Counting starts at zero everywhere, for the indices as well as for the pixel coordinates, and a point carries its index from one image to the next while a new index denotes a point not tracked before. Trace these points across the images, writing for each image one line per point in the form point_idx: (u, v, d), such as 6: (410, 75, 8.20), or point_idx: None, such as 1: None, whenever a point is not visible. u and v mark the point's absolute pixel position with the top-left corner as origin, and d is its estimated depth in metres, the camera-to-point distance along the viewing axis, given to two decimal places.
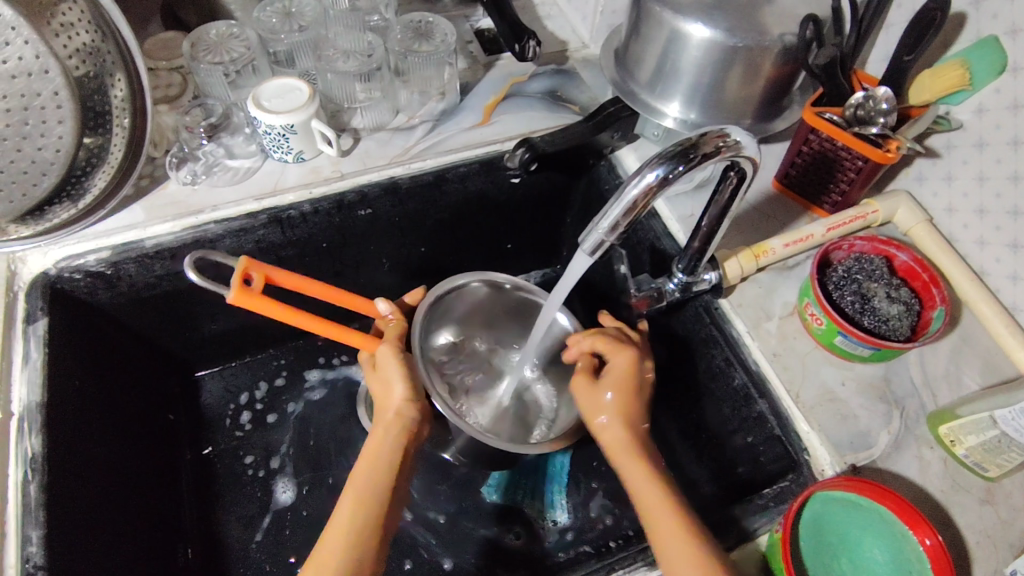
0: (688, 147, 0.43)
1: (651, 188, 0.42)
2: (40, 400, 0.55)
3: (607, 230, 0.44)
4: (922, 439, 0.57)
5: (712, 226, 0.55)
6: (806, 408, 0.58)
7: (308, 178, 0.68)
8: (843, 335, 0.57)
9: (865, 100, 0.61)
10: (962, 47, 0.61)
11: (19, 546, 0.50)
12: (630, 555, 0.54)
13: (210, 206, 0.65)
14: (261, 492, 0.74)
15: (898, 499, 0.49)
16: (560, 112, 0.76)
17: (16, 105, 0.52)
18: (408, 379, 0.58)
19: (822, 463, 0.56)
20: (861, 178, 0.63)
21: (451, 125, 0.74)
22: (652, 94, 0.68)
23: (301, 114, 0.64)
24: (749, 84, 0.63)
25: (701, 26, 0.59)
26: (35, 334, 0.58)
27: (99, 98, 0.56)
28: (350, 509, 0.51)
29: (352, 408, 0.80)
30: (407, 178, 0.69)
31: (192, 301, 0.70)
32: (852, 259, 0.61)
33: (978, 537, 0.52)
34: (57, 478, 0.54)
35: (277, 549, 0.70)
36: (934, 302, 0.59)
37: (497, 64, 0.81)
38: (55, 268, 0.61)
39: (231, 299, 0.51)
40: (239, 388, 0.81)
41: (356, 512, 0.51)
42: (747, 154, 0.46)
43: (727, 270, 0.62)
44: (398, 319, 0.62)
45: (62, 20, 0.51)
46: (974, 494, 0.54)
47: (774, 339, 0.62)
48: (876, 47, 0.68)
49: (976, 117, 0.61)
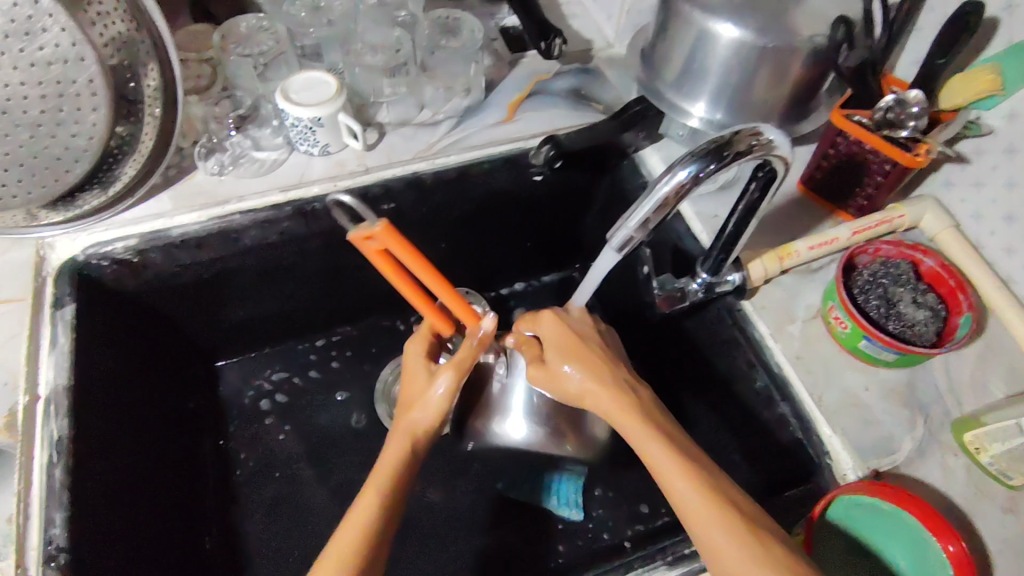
0: (721, 144, 0.43)
1: (683, 184, 0.42)
2: (67, 383, 0.56)
3: (636, 226, 0.44)
4: (946, 447, 0.56)
5: (740, 229, 0.55)
6: (828, 412, 0.58)
7: (333, 172, 0.69)
8: (868, 339, 0.57)
9: (894, 104, 0.60)
10: (995, 51, 0.60)
11: (43, 528, 0.51)
12: (649, 553, 0.53)
13: (236, 197, 0.66)
14: (279, 479, 0.74)
15: (921, 505, 0.48)
16: (585, 110, 0.76)
17: (51, 91, 0.52)
18: (439, 402, 0.56)
19: (845, 468, 0.56)
20: (888, 183, 0.62)
21: (475, 121, 0.74)
22: (678, 94, 0.68)
23: (329, 107, 0.64)
24: (777, 85, 0.63)
25: (731, 26, 0.59)
26: (62, 319, 0.59)
27: (131, 87, 0.56)
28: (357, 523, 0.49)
29: (369, 401, 0.81)
30: (430, 173, 0.70)
31: (218, 292, 0.71)
32: (878, 263, 0.61)
33: (999, 545, 0.52)
34: (80, 461, 0.55)
35: (291, 536, 0.71)
36: (960, 308, 0.58)
37: (522, 61, 0.81)
38: (83, 255, 0.62)
39: None
40: (259, 379, 0.81)
41: (362, 514, 0.50)
42: (780, 153, 0.46)
43: (752, 271, 0.61)
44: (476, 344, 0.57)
45: (98, 9, 0.52)
46: (998, 503, 0.53)
47: (797, 342, 0.62)
48: (906, 51, 0.67)
49: (1008, 123, 0.60)
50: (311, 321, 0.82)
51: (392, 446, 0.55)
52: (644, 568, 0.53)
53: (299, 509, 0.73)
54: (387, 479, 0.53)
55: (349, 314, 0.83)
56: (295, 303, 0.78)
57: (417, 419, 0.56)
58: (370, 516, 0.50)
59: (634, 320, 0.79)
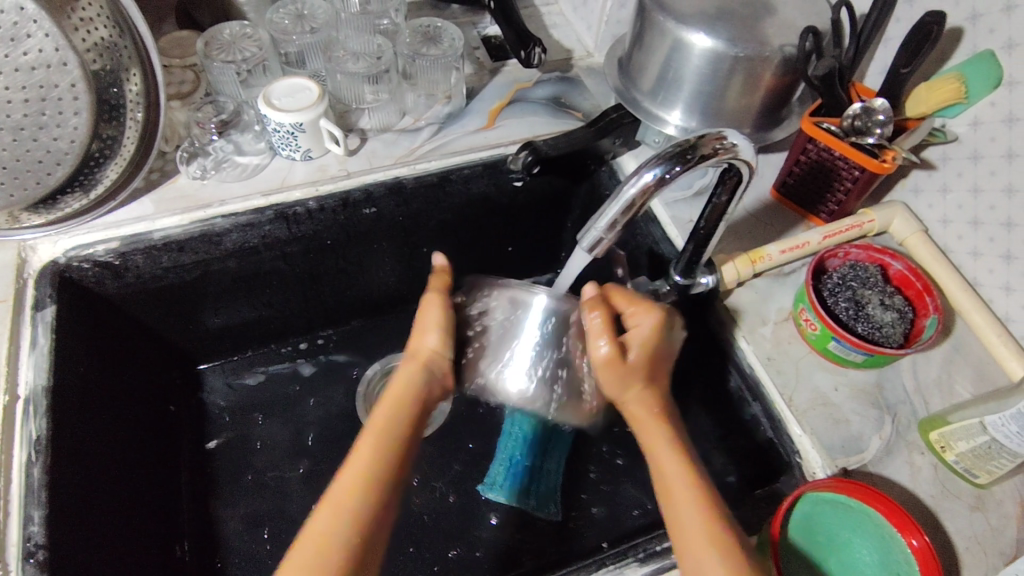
0: (686, 148, 0.44)
1: (649, 186, 0.43)
2: (46, 384, 0.57)
3: (605, 228, 0.45)
4: (913, 446, 0.57)
5: (709, 231, 0.57)
6: (798, 412, 0.59)
7: (315, 176, 0.70)
8: (837, 340, 0.58)
9: (862, 111, 0.62)
10: (958, 61, 0.61)
11: (21, 525, 0.51)
12: (621, 551, 0.54)
13: (218, 201, 0.67)
14: (260, 482, 0.75)
15: (887, 502, 0.50)
16: (563, 118, 0.78)
17: (34, 95, 0.53)
18: (444, 330, 0.55)
19: (814, 466, 0.57)
20: (857, 188, 0.64)
21: (455, 128, 0.76)
22: (653, 102, 0.69)
23: (309, 113, 0.65)
24: (749, 93, 0.65)
25: (704, 36, 0.61)
26: (42, 321, 0.59)
27: (114, 92, 0.57)
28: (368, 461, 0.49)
29: (351, 404, 0.81)
30: (412, 178, 0.71)
31: (200, 295, 0.72)
32: (847, 267, 0.62)
33: (967, 543, 0.52)
34: (60, 460, 0.55)
35: (271, 538, 0.71)
36: (927, 310, 0.60)
37: (503, 70, 0.82)
38: (64, 258, 0.62)
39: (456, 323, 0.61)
40: (242, 382, 0.82)
41: (371, 462, 0.49)
42: (744, 156, 0.47)
43: (724, 274, 0.63)
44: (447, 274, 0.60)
45: (82, 15, 0.53)
46: (965, 501, 0.54)
47: (768, 343, 0.63)
48: (873, 61, 0.69)
49: (971, 131, 0.62)
50: (293, 325, 0.83)
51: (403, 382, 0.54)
52: (616, 566, 0.53)
53: (279, 511, 0.73)
54: (397, 423, 0.52)
55: (332, 317, 0.84)
56: (277, 307, 0.78)
57: (432, 353, 0.55)
58: (379, 466, 0.49)
59: None
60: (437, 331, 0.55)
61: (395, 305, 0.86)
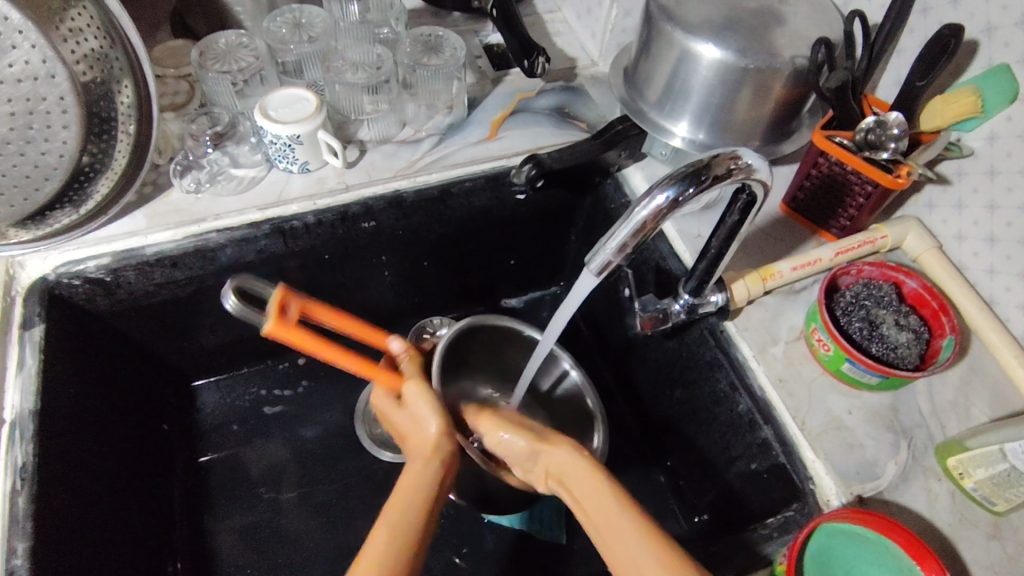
0: (700, 168, 0.42)
1: (661, 209, 0.42)
2: (33, 408, 0.55)
3: (615, 250, 0.43)
4: (929, 471, 0.56)
5: (721, 249, 0.55)
6: (812, 436, 0.57)
7: (312, 189, 0.68)
8: (851, 362, 0.56)
9: (875, 125, 0.60)
10: (974, 74, 0.60)
11: (4, 558, 0.49)
12: None
13: (212, 215, 0.65)
14: (255, 503, 0.73)
15: (905, 533, 0.48)
16: (567, 129, 0.76)
17: (21, 108, 0.51)
18: (441, 415, 0.56)
19: (828, 494, 0.55)
20: (870, 204, 0.62)
21: (457, 139, 0.74)
22: (660, 114, 0.67)
23: (307, 125, 0.63)
24: (759, 106, 0.63)
25: (713, 47, 0.59)
26: (30, 340, 0.57)
27: (104, 104, 0.55)
28: (386, 536, 0.46)
29: (349, 421, 0.79)
30: (412, 192, 0.69)
31: (194, 311, 0.70)
32: (861, 285, 0.61)
33: (985, 574, 0.51)
34: (46, 487, 0.53)
35: (267, 562, 0.69)
36: (943, 330, 0.58)
37: (505, 79, 0.80)
38: (54, 274, 0.60)
39: (268, 331, 0.48)
40: (237, 399, 0.80)
41: (391, 540, 0.46)
42: (759, 176, 0.46)
43: (735, 291, 0.61)
44: (411, 354, 0.61)
45: (71, 25, 0.51)
46: (982, 529, 0.53)
47: (779, 364, 0.61)
48: (886, 73, 0.67)
49: (987, 145, 0.60)
50: (289, 339, 0.80)
51: (417, 466, 0.53)
52: None
53: (274, 534, 0.71)
54: (414, 505, 0.49)
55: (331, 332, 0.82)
56: None
57: (433, 437, 0.55)
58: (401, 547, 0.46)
59: (621, 340, 0.78)
60: (437, 419, 0.55)
61: (395, 319, 0.84)
